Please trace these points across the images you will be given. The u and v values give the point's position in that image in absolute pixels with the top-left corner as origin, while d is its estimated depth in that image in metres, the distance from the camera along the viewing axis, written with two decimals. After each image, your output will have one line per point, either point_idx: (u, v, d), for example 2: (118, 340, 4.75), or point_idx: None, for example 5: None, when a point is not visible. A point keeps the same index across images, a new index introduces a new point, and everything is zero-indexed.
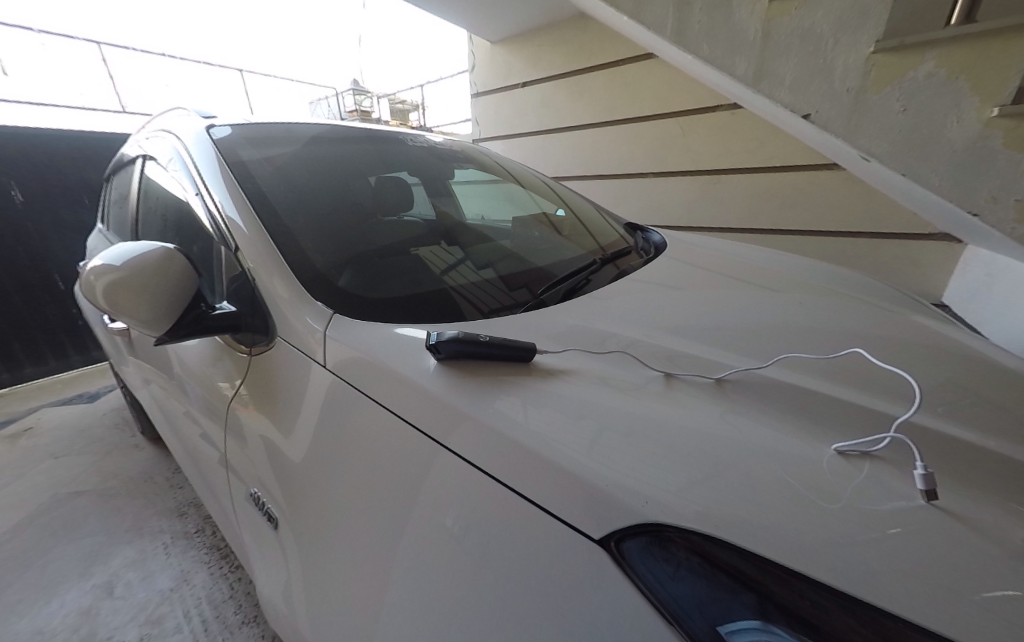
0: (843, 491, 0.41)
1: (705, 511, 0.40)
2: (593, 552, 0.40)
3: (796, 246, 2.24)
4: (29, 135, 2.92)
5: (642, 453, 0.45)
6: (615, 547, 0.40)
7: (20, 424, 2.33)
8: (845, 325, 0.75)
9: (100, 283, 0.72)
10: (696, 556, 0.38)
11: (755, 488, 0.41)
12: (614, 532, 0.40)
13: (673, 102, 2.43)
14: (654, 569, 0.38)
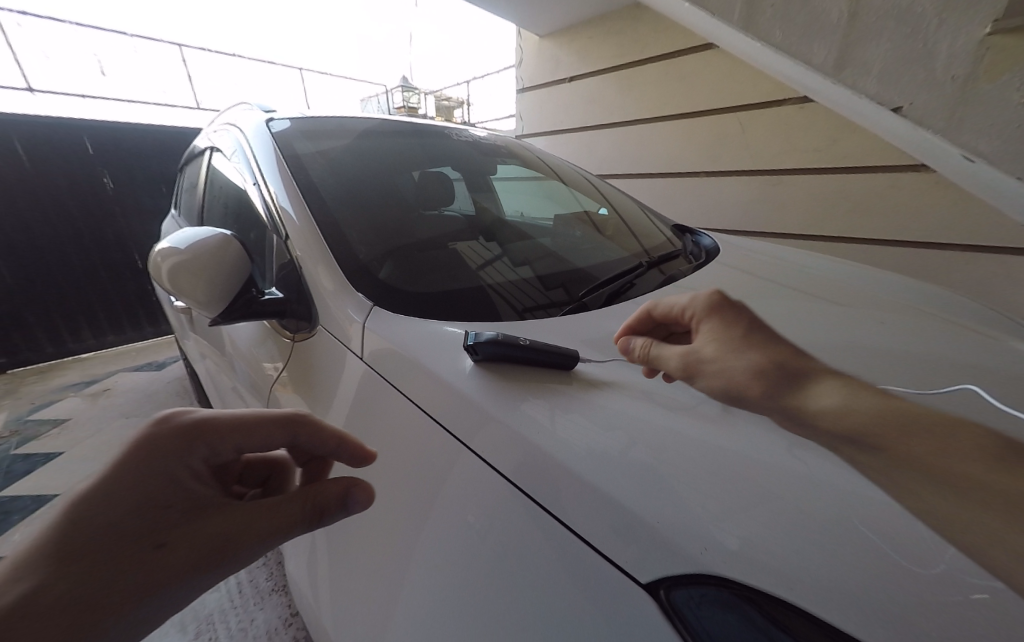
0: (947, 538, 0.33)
1: (772, 564, 0.34)
2: (637, 597, 0.37)
3: (863, 256, 2.05)
4: (120, 128, 3.22)
5: (695, 487, 0.41)
6: (664, 596, 0.36)
7: (100, 385, 2.59)
8: (929, 348, 0.66)
9: (165, 265, 0.77)
10: (762, 619, 0.33)
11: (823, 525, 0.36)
12: (665, 579, 0.36)
13: (732, 97, 2.29)
14: (710, 628, 0.34)
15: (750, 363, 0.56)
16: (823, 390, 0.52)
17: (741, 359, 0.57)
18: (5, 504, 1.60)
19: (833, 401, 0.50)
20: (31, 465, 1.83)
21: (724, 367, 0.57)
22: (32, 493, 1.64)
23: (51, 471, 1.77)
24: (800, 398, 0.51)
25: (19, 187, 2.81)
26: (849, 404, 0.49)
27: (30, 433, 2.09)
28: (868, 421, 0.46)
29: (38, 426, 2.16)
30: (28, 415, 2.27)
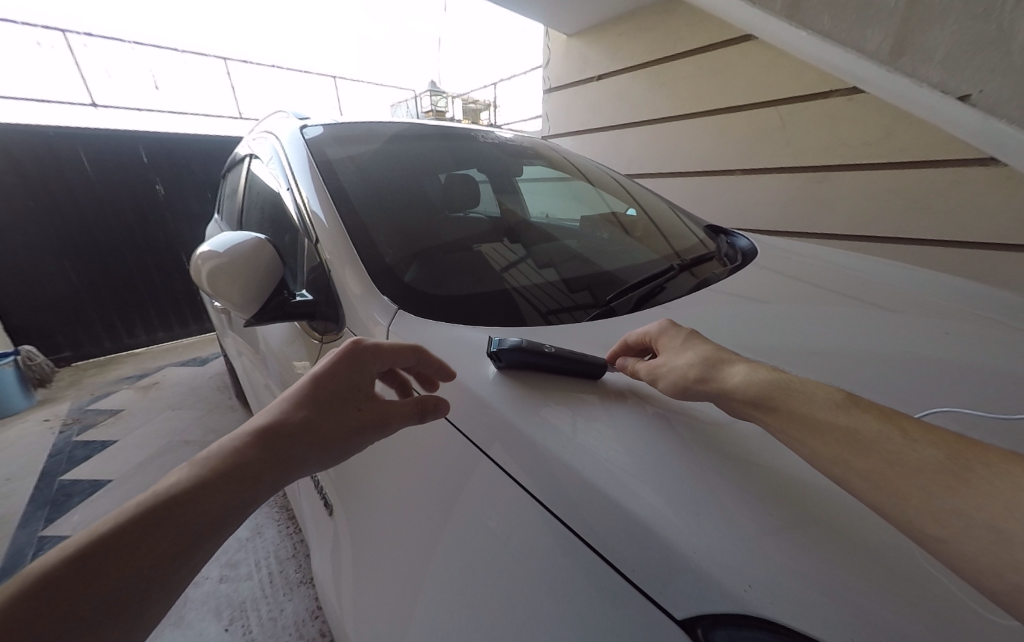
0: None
1: (828, 610, 0.31)
2: (669, 630, 0.35)
3: (916, 257, 1.91)
4: (171, 138, 3.43)
5: (738, 516, 0.38)
6: (701, 634, 0.33)
7: (150, 378, 2.76)
8: (998, 361, 0.60)
9: (205, 267, 0.80)
10: None
11: (870, 555, 0.34)
12: (701, 615, 0.34)
13: (772, 90, 2.19)
14: None
15: (679, 359, 0.51)
16: (734, 366, 0.47)
17: (684, 353, 0.52)
18: (66, 486, 1.72)
19: (741, 375, 0.45)
20: (89, 451, 1.97)
21: (657, 365, 0.53)
22: (89, 477, 1.77)
23: (106, 457, 1.90)
24: (714, 377, 0.47)
25: (83, 194, 3.04)
26: (759, 374, 0.45)
27: (88, 421, 2.26)
28: (771, 386, 0.43)
29: (95, 415, 2.32)
30: (87, 404, 2.45)
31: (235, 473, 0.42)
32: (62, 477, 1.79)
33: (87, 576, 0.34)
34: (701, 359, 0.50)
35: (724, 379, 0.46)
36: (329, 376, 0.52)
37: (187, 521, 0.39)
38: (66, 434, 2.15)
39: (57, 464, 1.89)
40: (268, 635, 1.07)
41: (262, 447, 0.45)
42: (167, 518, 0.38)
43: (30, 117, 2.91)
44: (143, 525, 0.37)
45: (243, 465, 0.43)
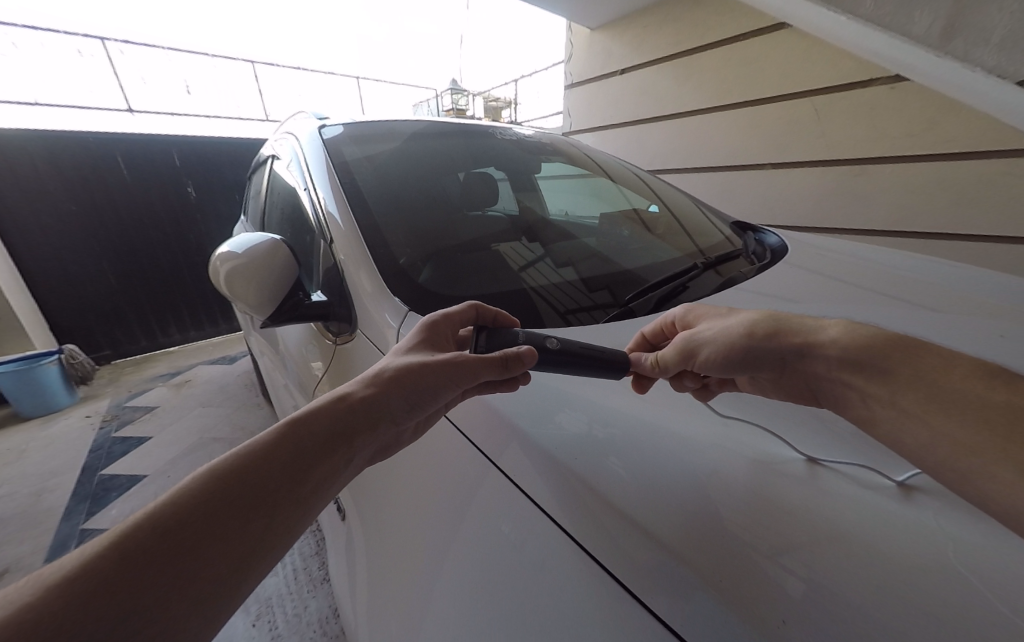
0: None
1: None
2: None
3: (966, 255, 1.78)
4: (203, 142, 3.56)
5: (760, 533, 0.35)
6: None
7: (183, 376, 2.88)
8: None
9: (223, 268, 0.82)
10: None
11: (900, 567, 0.31)
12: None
13: (806, 80, 2.08)
14: None
15: (740, 319, 0.52)
16: (823, 324, 0.48)
17: (736, 319, 0.53)
18: (106, 481, 1.81)
19: (837, 333, 0.46)
20: (127, 446, 2.07)
21: (719, 327, 0.53)
22: (126, 472, 1.85)
23: (142, 452, 1.99)
24: (801, 331, 0.48)
25: (120, 197, 3.19)
26: (860, 332, 0.45)
27: (126, 417, 2.37)
28: (872, 347, 0.43)
29: (133, 411, 2.44)
30: (126, 401, 2.58)
31: (339, 421, 0.46)
32: (102, 471, 1.89)
33: (254, 480, 0.40)
34: (767, 316, 0.51)
35: (822, 337, 0.46)
36: (416, 341, 0.55)
37: (306, 459, 0.43)
38: (106, 429, 2.26)
39: (97, 459, 1.99)
40: (292, 631, 1.09)
41: (365, 400, 0.48)
42: (291, 456, 0.43)
43: (74, 125, 3.06)
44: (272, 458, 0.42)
45: (347, 416, 0.46)
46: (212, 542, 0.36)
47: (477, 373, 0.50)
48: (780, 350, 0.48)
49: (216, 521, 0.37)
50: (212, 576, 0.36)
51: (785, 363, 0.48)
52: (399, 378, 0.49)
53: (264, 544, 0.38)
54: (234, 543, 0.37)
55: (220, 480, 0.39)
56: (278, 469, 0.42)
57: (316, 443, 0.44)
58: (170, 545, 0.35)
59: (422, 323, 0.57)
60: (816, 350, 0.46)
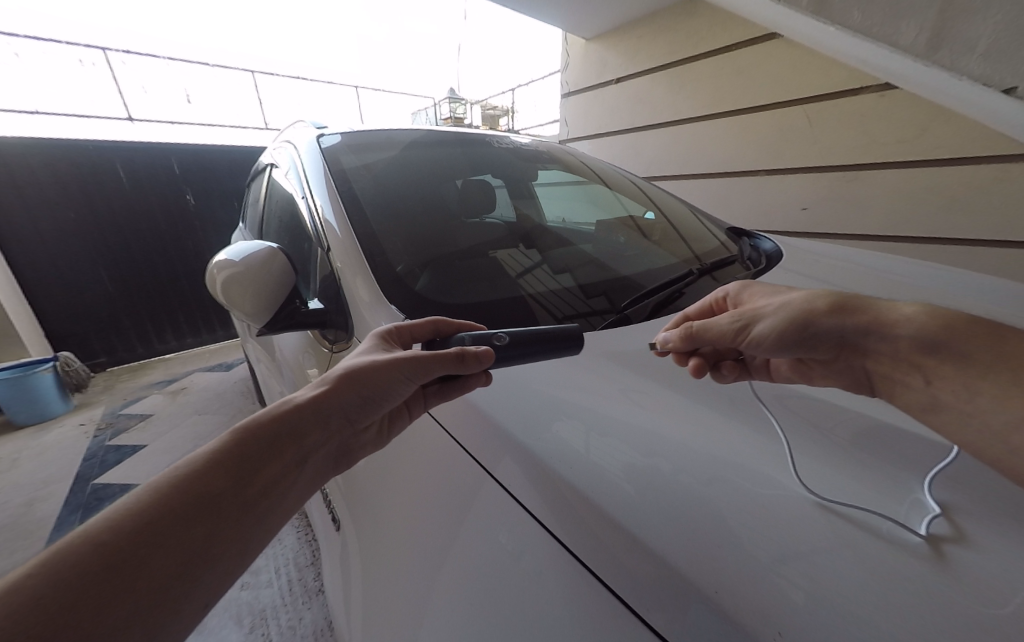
0: (1012, 591, 0.30)
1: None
2: None
3: (959, 259, 1.79)
4: (202, 149, 3.57)
5: (751, 547, 0.35)
6: None
7: (179, 383, 2.86)
8: None
9: (220, 275, 0.82)
10: None
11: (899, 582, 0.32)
12: None
13: (798, 88, 2.11)
14: None
15: (800, 294, 0.54)
16: (896, 305, 0.49)
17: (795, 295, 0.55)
18: (99, 490, 1.79)
19: (909, 316, 0.47)
20: (120, 455, 2.05)
21: (777, 301, 0.55)
22: (120, 481, 1.83)
23: (136, 461, 1.97)
24: (874, 311, 0.49)
25: (118, 204, 3.19)
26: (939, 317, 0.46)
27: (121, 426, 2.35)
28: (951, 329, 0.45)
29: (127, 419, 2.42)
30: (120, 409, 2.56)
31: (286, 426, 0.47)
32: (95, 480, 1.87)
33: (199, 486, 0.41)
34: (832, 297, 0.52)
35: (896, 316, 0.48)
36: (368, 346, 0.56)
37: (251, 465, 0.44)
38: (100, 438, 2.24)
39: (90, 468, 1.97)
40: None
41: (312, 404, 0.49)
42: (237, 465, 0.43)
43: (71, 133, 3.07)
44: (216, 469, 0.42)
45: (293, 420, 0.48)
46: (152, 556, 0.36)
47: (429, 365, 0.51)
48: (843, 329, 0.50)
49: (156, 534, 0.37)
50: (153, 590, 0.36)
51: (844, 342, 0.50)
52: (347, 379, 0.50)
53: (212, 554, 0.39)
54: (177, 552, 0.38)
55: (160, 496, 0.39)
56: (222, 479, 0.42)
57: (262, 449, 0.45)
58: (106, 565, 0.35)
59: (377, 330, 0.59)
60: (885, 329, 0.47)
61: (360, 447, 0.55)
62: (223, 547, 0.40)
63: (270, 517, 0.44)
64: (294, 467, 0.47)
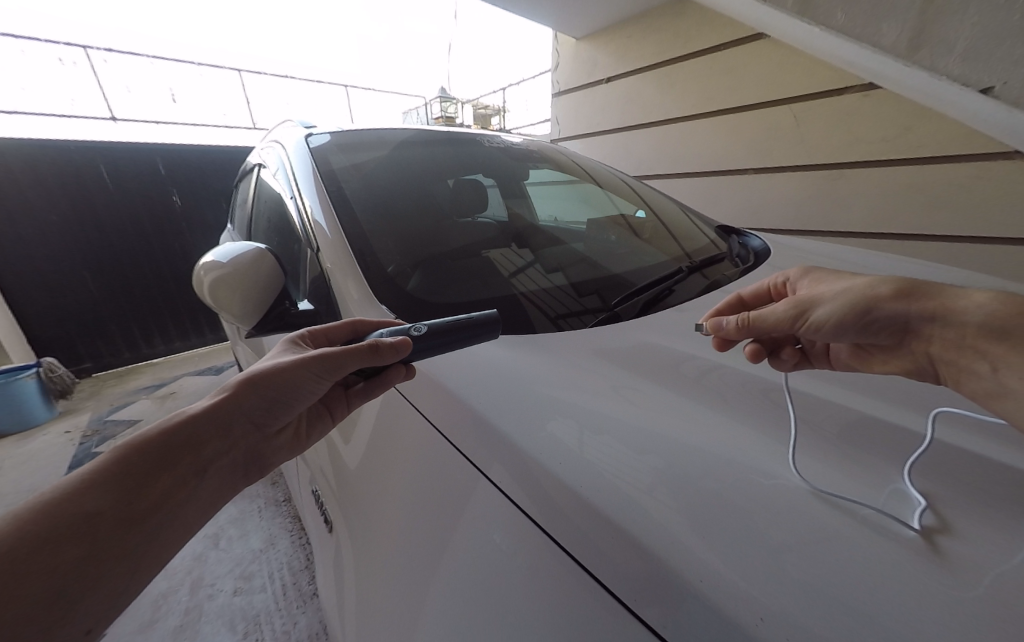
0: (989, 579, 0.31)
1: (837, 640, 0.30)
2: None
3: (941, 255, 1.83)
4: (188, 150, 3.51)
5: (739, 541, 0.36)
6: None
7: (167, 388, 2.82)
8: None
9: (208, 277, 0.81)
10: None
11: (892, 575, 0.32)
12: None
13: (784, 88, 2.14)
14: None
15: (862, 280, 0.52)
16: (963, 293, 0.48)
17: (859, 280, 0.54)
18: None
19: (973, 303, 0.46)
20: None
21: (837, 287, 0.54)
22: None
23: None
24: (936, 298, 0.48)
25: (102, 206, 3.13)
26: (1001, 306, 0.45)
27: (109, 432, 2.31)
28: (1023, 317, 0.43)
29: (114, 425, 2.38)
30: (107, 415, 2.51)
31: (183, 435, 0.48)
32: None
33: (83, 501, 0.41)
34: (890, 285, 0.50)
35: (963, 302, 0.47)
36: (278, 351, 0.58)
37: (142, 477, 0.44)
38: (87, 444, 2.20)
39: None
40: None
41: (212, 411, 0.50)
42: (125, 478, 0.43)
43: (52, 134, 3.01)
44: (101, 483, 0.42)
45: (189, 429, 0.48)
46: (23, 576, 0.36)
47: (342, 362, 0.52)
48: (906, 314, 0.49)
49: (30, 553, 0.37)
50: (24, 610, 0.35)
51: (909, 328, 0.49)
52: (250, 384, 0.52)
53: (96, 569, 0.39)
54: (54, 569, 0.37)
55: (34, 517, 0.39)
56: (108, 493, 0.42)
57: (153, 461, 0.45)
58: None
59: (288, 337, 0.60)
60: (950, 313, 0.46)
61: (271, 453, 0.56)
62: (109, 561, 0.40)
63: (167, 528, 0.44)
64: (194, 476, 0.47)
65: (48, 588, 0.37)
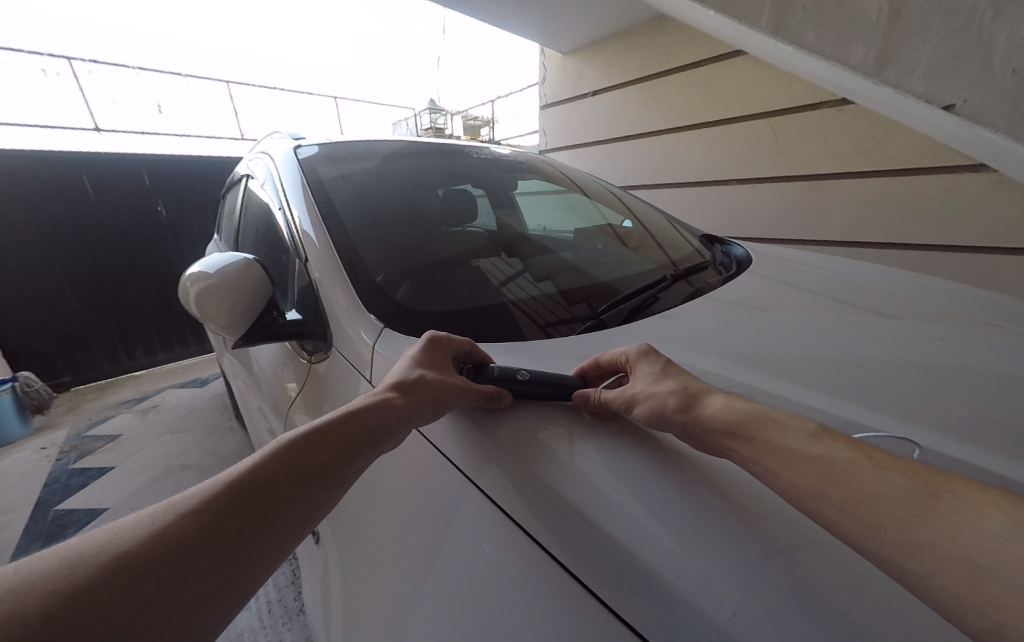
0: None
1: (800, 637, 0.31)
2: None
3: (917, 263, 1.90)
4: (173, 160, 3.48)
5: (715, 536, 0.38)
6: None
7: (149, 401, 2.75)
8: (984, 365, 0.61)
9: (193, 288, 0.80)
10: None
11: (861, 576, 0.34)
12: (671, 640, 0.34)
13: (763, 102, 2.22)
14: None
15: (667, 385, 0.51)
16: (711, 398, 0.49)
17: (665, 379, 0.53)
18: (62, 517, 1.69)
19: (719, 406, 0.47)
20: (86, 478, 1.95)
21: (651, 384, 0.52)
22: (85, 506, 1.74)
23: (102, 485, 1.87)
24: (693, 403, 0.48)
25: (84, 218, 3.07)
26: (737, 405, 0.47)
27: (87, 448, 2.23)
28: (751, 415, 0.45)
29: (94, 441, 2.30)
30: (86, 430, 2.44)
31: (369, 422, 0.47)
32: (58, 506, 1.77)
33: (293, 470, 0.41)
34: (679, 390, 0.50)
35: (705, 406, 0.47)
36: (429, 357, 0.58)
37: (339, 455, 0.44)
38: (63, 461, 2.12)
39: (53, 493, 1.86)
40: None
41: (392, 401, 0.50)
42: (328, 451, 0.44)
43: (35, 145, 2.97)
44: (302, 454, 0.42)
45: (376, 415, 0.48)
46: (257, 531, 0.37)
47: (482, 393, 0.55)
48: (682, 420, 0.47)
49: (253, 512, 0.37)
50: (218, 579, 0.34)
51: (682, 433, 0.47)
52: (424, 385, 0.52)
53: (271, 551, 0.37)
54: (272, 531, 0.38)
55: (231, 482, 0.38)
56: (292, 471, 0.41)
57: (350, 441, 0.45)
58: (213, 535, 0.35)
59: (435, 341, 0.61)
60: (700, 421, 0.46)
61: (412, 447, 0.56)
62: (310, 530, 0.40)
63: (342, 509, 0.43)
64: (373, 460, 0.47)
65: (239, 557, 0.35)
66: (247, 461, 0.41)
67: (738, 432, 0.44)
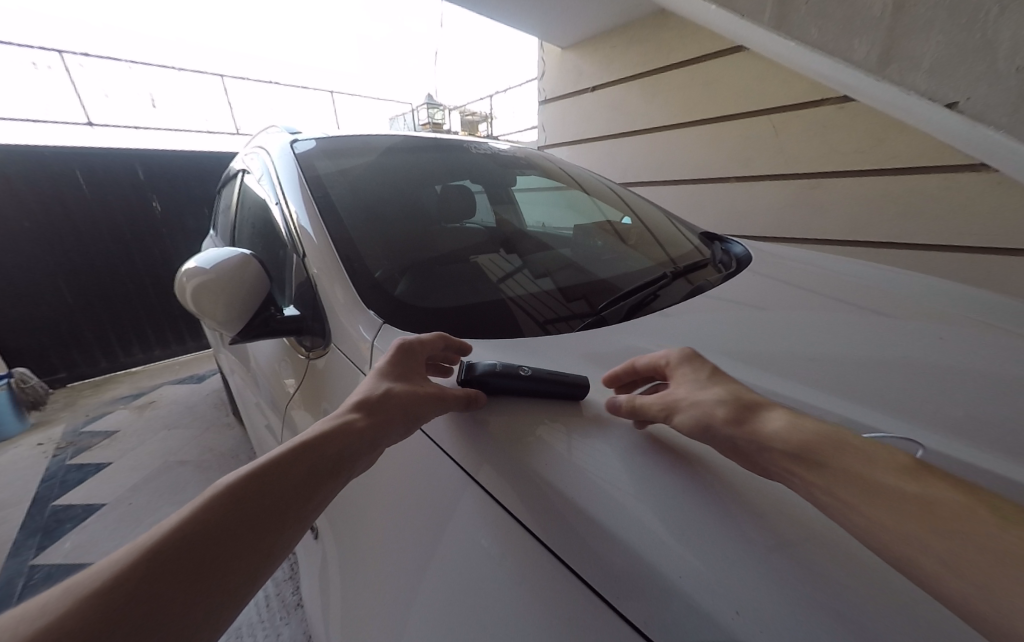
0: None
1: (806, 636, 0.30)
2: None
3: (914, 261, 1.90)
4: (168, 154, 3.45)
5: (719, 533, 0.37)
6: None
7: (146, 398, 2.73)
8: (982, 364, 0.61)
9: (188, 283, 0.79)
10: None
11: (870, 574, 0.34)
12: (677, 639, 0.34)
13: (763, 99, 2.21)
14: None
15: (713, 393, 0.48)
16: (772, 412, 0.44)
17: (710, 386, 0.49)
18: (58, 513, 1.68)
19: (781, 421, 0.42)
20: (82, 474, 1.94)
21: (695, 391, 0.49)
22: (82, 502, 1.73)
23: (98, 481, 1.86)
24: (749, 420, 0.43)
25: (78, 212, 3.04)
26: (805, 425, 0.42)
27: (83, 444, 2.22)
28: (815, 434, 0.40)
29: (90, 438, 2.29)
30: (82, 426, 2.42)
31: (336, 445, 0.45)
32: (54, 502, 1.76)
33: (256, 501, 0.39)
34: (727, 399, 0.46)
35: (766, 424, 0.43)
36: (397, 368, 0.56)
37: (306, 481, 0.42)
38: (62, 457, 2.11)
39: (49, 490, 1.85)
40: None
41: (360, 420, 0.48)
42: (294, 479, 0.41)
43: (28, 138, 2.94)
44: (265, 485, 0.40)
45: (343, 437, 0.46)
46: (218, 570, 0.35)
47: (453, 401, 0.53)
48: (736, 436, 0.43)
49: (214, 551, 0.35)
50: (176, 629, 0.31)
51: (732, 450, 0.43)
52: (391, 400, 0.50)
53: (235, 588, 0.35)
54: (237, 567, 0.36)
55: (185, 523, 0.36)
56: (254, 503, 0.39)
57: (317, 464, 0.43)
58: (168, 580, 0.33)
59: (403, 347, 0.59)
60: (760, 441, 0.41)
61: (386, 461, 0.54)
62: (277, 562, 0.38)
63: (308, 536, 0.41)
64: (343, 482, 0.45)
65: (199, 600, 0.33)
66: (222, 481, 0.40)
67: (799, 456, 0.39)
